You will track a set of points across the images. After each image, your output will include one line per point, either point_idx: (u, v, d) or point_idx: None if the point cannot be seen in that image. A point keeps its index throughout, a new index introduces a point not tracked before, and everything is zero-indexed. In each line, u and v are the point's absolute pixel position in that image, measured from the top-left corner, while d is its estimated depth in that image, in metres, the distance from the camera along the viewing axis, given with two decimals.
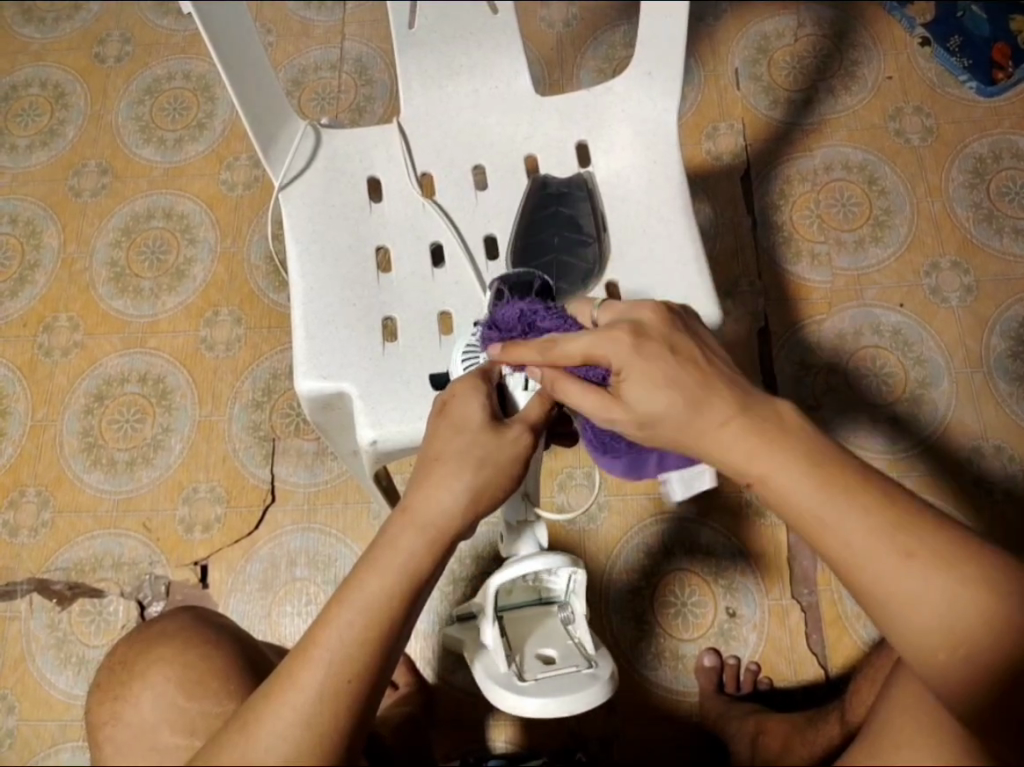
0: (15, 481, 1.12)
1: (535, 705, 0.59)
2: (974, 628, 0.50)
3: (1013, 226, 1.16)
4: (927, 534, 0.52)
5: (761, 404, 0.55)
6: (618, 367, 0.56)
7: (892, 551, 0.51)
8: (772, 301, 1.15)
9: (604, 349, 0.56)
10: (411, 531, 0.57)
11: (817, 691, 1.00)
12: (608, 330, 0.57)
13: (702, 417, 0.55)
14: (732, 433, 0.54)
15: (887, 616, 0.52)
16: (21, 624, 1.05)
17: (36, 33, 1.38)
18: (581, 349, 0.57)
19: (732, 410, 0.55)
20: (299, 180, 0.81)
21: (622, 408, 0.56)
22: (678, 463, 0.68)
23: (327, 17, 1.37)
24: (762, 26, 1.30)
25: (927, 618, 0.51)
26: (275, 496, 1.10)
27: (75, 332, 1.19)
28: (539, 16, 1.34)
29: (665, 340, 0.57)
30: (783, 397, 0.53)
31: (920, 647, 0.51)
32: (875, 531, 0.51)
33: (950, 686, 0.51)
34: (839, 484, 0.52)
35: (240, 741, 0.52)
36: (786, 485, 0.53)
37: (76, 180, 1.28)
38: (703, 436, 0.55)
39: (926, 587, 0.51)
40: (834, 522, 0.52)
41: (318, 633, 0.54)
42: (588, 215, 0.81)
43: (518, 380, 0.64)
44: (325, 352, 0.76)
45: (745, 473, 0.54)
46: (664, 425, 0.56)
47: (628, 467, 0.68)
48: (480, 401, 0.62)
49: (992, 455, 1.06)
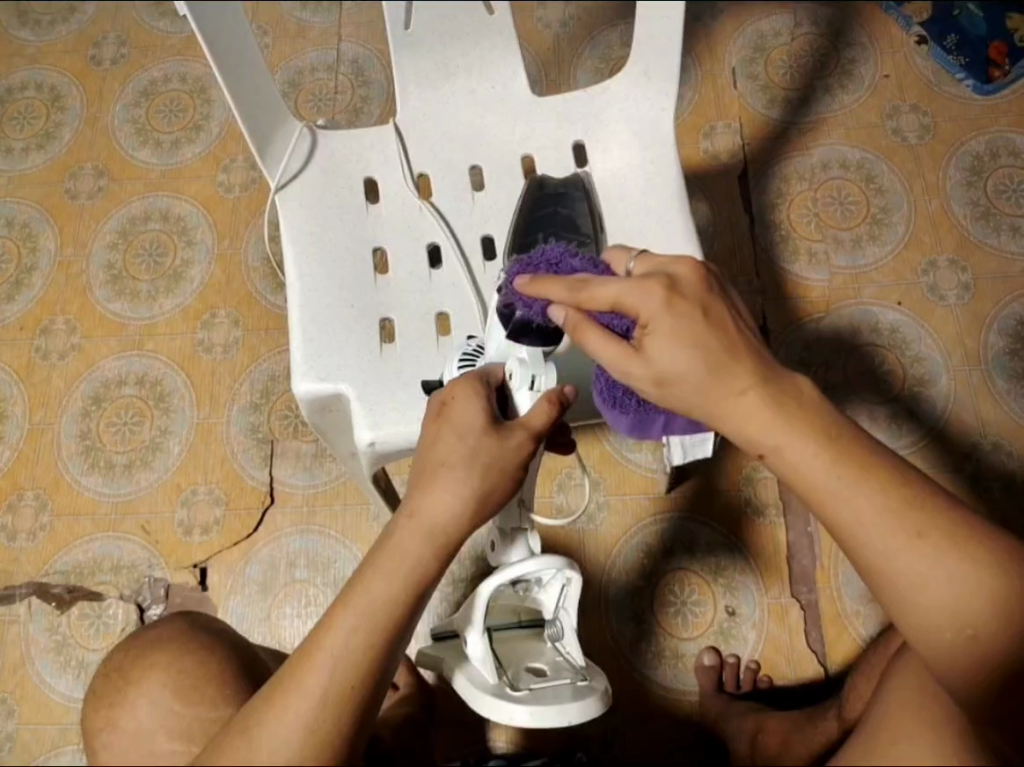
0: (13, 484, 1.12)
1: (527, 714, 0.59)
2: (982, 611, 0.51)
3: (1010, 224, 1.16)
4: (940, 513, 0.52)
5: (781, 377, 0.54)
6: (645, 319, 0.53)
7: (903, 531, 0.52)
8: (770, 299, 1.15)
9: (635, 298, 0.53)
10: (415, 534, 0.57)
11: (818, 688, 1.00)
12: (641, 280, 0.54)
13: (723, 383, 0.53)
14: (750, 403, 0.53)
15: (895, 593, 0.52)
16: (20, 628, 1.05)
17: (32, 35, 1.38)
18: (612, 294, 0.54)
19: (755, 380, 0.53)
20: (296, 181, 0.81)
21: (641, 363, 0.54)
22: (685, 428, 0.64)
23: (324, 19, 1.37)
24: (758, 24, 1.30)
25: (935, 598, 0.51)
26: (274, 497, 1.10)
27: (72, 335, 1.19)
28: (535, 16, 1.34)
29: (700, 301, 0.53)
30: (789, 384, 0.54)
31: (929, 627, 0.52)
32: (889, 510, 0.52)
33: (953, 674, 0.52)
34: (855, 459, 0.52)
35: (241, 746, 0.52)
36: (800, 461, 0.52)
37: (73, 182, 1.28)
38: (722, 402, 0.53)
39: (936, 566, 0.51)
40: (851, 497, 0.52)
41: (321, 637, 0.54)
42: (585, 215, 0.79)
43: (523, 380, 0.63)
44: (322, 354, 0.76)
45: (757, 446, 0.53)
46: (681, 388, 0.54)
47: (633, 426, 0.64)
48: (484, 404, 0.61)
49: (991, 452, 1.06)
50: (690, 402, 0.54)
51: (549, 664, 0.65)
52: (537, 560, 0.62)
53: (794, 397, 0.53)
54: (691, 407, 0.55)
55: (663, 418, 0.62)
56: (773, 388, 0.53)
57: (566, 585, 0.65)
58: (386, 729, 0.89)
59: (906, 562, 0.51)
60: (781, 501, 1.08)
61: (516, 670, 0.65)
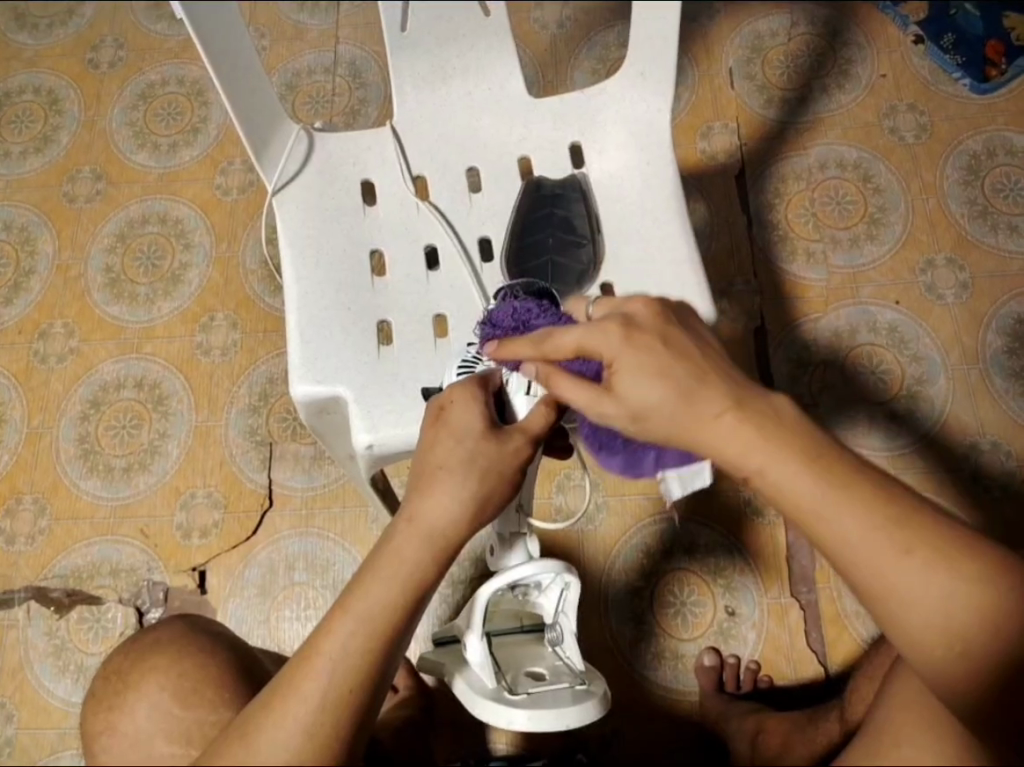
0: (12, 488, 1.12)
1: (526, 719, 0.59)
2: (974, 622, 0.51)
3: (1008, 223, 1.16)
4: (926, 525, 0.51)
5: (757, 396, 0.53)
6: (610, 359, 0.53)
7: (892, 549, 0.50)
8: (768, 299, 1.15)
9: (596, 342, 0.54)
10: (414, 538, 0.57)
11: (817, 690, 1.00)
12: (599, 321, 0.54)
13: (696, 409, 0.52)
14: (727, 427, 0.51)
15: (887, 612, 0.51)
16: (19, 632, 1.05)
17: (29, 38, 1.38)
18: (574, 341, 0.55)
19: (728, 404, 0.52)
20: (294, 184, 0.81)
21: (614, 403, 0.53)
22: (677, 460, 0.59)
23: (320, 21, 1.37)
24: (755, 24, 1.30)
25: (925, 614, 0.50)
26: (273, 500, 1.10)
27: (70, 338, 1.19)
28: (532, 17, 1.34)
29: (659, 330, 0.54)
30: (767, 405, 0.52)
31: (920, 643, 0.51)
32: (876, 527, 0.50)
33: (947, 686, 0.51)
34: (840, 476, 0.51)
35: (240, 750, 0.52)
36: (785, 482, 0.51)
37: (71, 186, 1.28)
38: (697, 431, 0.52)
39: (926, 581, 0.50)
40: (838, 515, 0.50)
41: (321, 640, 0.54)
42: (582, 216, 0.82)
43: (521, 384, 0.63)
44: (320, 356, 0.76)
45: (741, 469, 0.52)
46: (656, 419, 0.53)
47: (624, 466, 0.61)
48: (480, 408, 0.61)
49: (990, 452, 1.06)
50: (669, 430, 0.53)
51: (548, 668, 0.66)
52: (539, 565, 0.62)
53: (773, 418, 0.52)
54: (669, 434, 0.53)
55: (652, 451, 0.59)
56: (750, 411, 0.52)
57: (565, 590, 0.65)
58: (385, 730, 0.89)
59: (897, 580, 0.50)
60: None
61: (515, 674, 0.65)
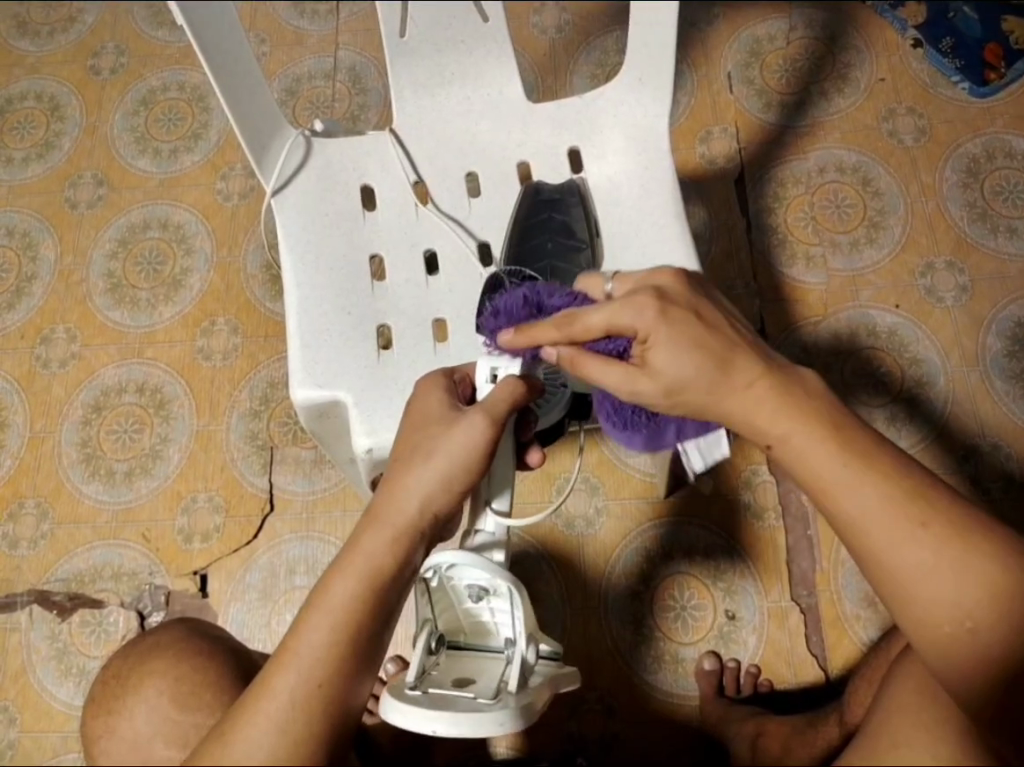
0: (14, 493, 1.13)
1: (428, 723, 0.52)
2: (982, 604, 0.53)
3: (1007, 226, 1.16)
4: (941, 503, 0.55)
5: (786, 370, 0.59)
6: (644, 334, 0.58)
7: (907, 521, 0.54)
8: (768, 302, 1.15)
9: (628, 316, 0.58)
10: (376, 534, 0.58)
11: (818, 694, 1.00)
12: (632, 297, 0.58)
13: (731, 378, 0.58)
14: (758, 395, 0.58)
15: (897, 587, 0.54)
16: (21, 636, 1.05)
17: (32, 46, 1.39)
18: (603, 321, 0.58)
19: (760, 372, 0.58)
20: (292, 188, 0.81)
21: (650, 378, 0.59)
22: (697, 432, 0.70)
23: (320, 27, 1.37)
24: (754, 29, 1.30)
25: (937, 592, 0.53)
26: (273, 504, 1.10)
27: (73, 343, 1.20)
28: (530, 24, 1.34)
29: (692, 305, 0.59)
30: (796, 377, 0.59)
31: (927, 624, 0.54)
32: (892, 500, 0.55)
33: (951, 668, 0.53)
34: (861, 453, 0.56)
35: (217, 750, 0.53)
36: (807, 449, 0.56)
37: (72, 191, 1.29)
38: (727, 397, 0.58)
39: (936, 556, 0.54)
40: (854, 486, 0.55)
41: (291, 640, 0.55)
42: (580, 219, 0.81)
43: (486, 373, 0.66)
44: (319, 362, 0.76)
45: (766, 435, 0.58)
46: (691, 391, 0.58)
47: (647, 440, 0.71)
48: (449, 399, 0.64)
49: (991, 454, 1.06)
50: (701, 401, 0.59)
51: (485, 682, 0.59)
52: (473, 556, 0.58)
53: (800, 387, 0.58)
54: (701, 405, 0.59)
55: (673, 425, 0.70)
56: (780, 379, 0.58)
57: (513, 592, 0.59)
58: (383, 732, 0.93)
59: (909, 557, 0.54)
60: (780, 504, 1.08)
61: (451, 682, 0.59)
